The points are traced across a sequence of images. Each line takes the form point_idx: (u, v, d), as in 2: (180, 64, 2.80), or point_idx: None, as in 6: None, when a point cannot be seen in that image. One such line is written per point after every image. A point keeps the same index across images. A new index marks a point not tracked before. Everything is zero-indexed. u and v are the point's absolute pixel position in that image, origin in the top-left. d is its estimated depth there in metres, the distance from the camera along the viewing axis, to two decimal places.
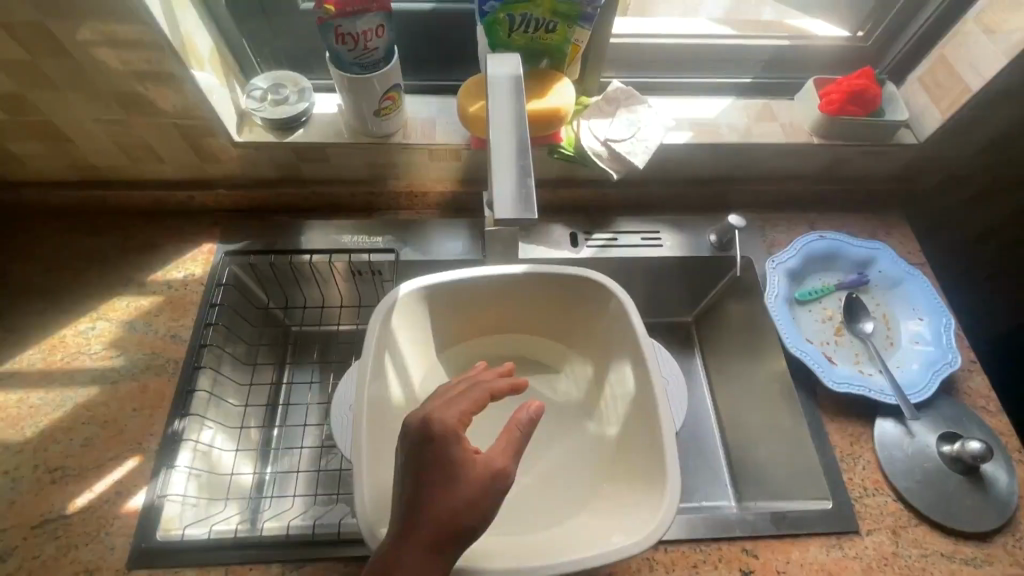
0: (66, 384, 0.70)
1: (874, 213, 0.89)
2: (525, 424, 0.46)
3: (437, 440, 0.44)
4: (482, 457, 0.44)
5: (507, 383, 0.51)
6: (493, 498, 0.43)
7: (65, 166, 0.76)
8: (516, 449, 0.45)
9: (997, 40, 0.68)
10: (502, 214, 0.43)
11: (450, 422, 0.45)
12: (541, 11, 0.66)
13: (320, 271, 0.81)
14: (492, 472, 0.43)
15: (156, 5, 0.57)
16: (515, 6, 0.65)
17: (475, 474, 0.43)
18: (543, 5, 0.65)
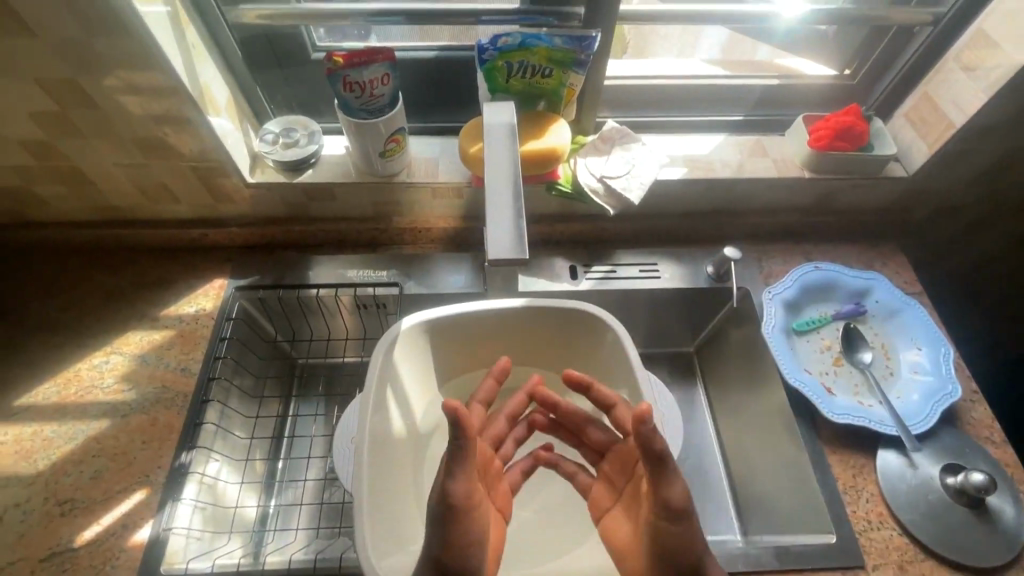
0: (78, 417, 0.71)
1: (870, 244, 0.90)
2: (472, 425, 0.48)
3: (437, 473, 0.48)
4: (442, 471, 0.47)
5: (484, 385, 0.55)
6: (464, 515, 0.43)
7: (87, 207, 0.80)
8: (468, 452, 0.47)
9: (978, 78, 0.71)
10: (497, 254, 0.45)
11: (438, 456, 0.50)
12: (536, 58, 0.70)
13: (327, 305, 0.84)
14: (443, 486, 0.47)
15: (177, 60, 0.62)
16: (513, 54, 0.69)
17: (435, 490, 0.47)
18: (539, 54, 0.69)
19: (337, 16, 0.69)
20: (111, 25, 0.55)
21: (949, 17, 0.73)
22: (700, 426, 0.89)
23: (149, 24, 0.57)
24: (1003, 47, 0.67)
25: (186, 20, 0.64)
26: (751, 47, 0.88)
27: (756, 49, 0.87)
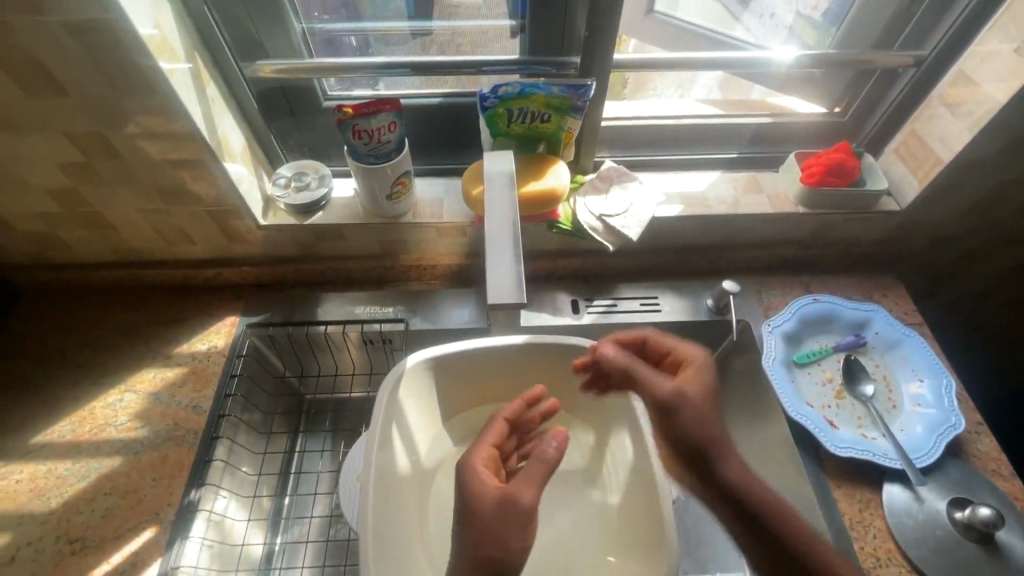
0: (92, 455, 0.73)
1: (867, 276, 0.92)
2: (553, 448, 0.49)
3: (464, 473, 0.50)
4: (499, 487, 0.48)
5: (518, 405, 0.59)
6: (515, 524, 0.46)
7: (106, 249, 0.83)
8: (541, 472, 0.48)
9: (962, 117, 0.73)
10: (497, 299, 0.47)
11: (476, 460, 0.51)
12: (535, 105, 0.74)
13: (335, 341, 0.86)
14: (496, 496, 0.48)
15: (198, 114, 0.66)
16: (513, 102, 0.73)
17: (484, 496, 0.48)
18: (538, 101, 0.73)
19: (347, 70, 0.74)
20: (138, 84, 0.60)
21: (930, 59, 0.76)
22: None
23: (173, 83, 0.61)
24: (984, 88, 0.70)
25: (207, 77, 0.68)
26: (746, 86, 0.90)
27: (753, 87, 0.90)
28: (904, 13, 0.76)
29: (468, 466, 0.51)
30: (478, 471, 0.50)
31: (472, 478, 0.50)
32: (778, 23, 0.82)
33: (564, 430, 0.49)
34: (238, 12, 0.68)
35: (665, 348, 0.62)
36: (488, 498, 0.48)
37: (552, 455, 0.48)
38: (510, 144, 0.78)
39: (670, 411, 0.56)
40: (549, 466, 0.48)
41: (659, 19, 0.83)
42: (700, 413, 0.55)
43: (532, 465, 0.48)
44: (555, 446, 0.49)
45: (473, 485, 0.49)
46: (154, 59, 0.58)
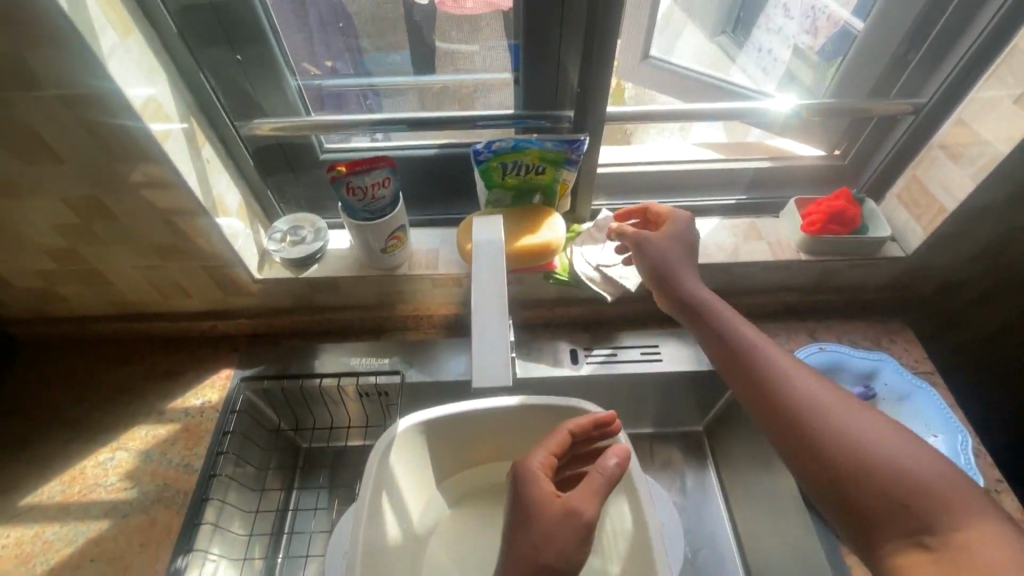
0: (80, 518, 0.72)
1: (874, 321, 0.89)
2: (611, 468, 0.55)
3: (522, 476, 0.55)
4: (562, 499, 0.52)
5: (588, 420, 0.61)
6: (570, 535, 0.50)
7: (103, 303, 0.83)
8: (595, 490, 0.53)
9: (963, 166, 0.72)
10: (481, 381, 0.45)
11: (534, 466, 0.56)
12: (530, 158, 0.74)
13: (330, 394, 0.84)
14: (563, 507, 0.51)
15: (192, 176, 0.66)
16: (507, 156, 0.73)
17: (546, 505, 0.52)
18: (532, 155, 0.73)
19: (344, 127, 0.74)
20: (131, 150, 0.60)
21: (929, 107, 0.76)
22: (715, 511, 0.90)
23: (166, 148, 0.61)
24: (985, 137, 0.69)
25: (202, 138, 0.69)
26: (744, 129, 0.89)
27: (749, 130, 0.89)
28: (900, 61, 0.76)
29: (531, 472, 0.55)
30: (539, 479, 0.54)
31: (533, 484, 0.54)
32: (774, 59, 0.83)
33: (624, 449, 0.56)
34: (234, 76, 0.70)
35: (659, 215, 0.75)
36: (550, 502, 0.52)
37: (612, 469, 0.54)
38: (506, 195, 0.78)
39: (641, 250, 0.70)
40: (608, 478, 0.54)
41: (654, 64, 0.81)
42: (669, 249, 0.70)
43: (593, 476, 0.54)
44: (615, 461, 0.55)
45: (535, 492, 0.53)
46: (142, 121, 0.58)
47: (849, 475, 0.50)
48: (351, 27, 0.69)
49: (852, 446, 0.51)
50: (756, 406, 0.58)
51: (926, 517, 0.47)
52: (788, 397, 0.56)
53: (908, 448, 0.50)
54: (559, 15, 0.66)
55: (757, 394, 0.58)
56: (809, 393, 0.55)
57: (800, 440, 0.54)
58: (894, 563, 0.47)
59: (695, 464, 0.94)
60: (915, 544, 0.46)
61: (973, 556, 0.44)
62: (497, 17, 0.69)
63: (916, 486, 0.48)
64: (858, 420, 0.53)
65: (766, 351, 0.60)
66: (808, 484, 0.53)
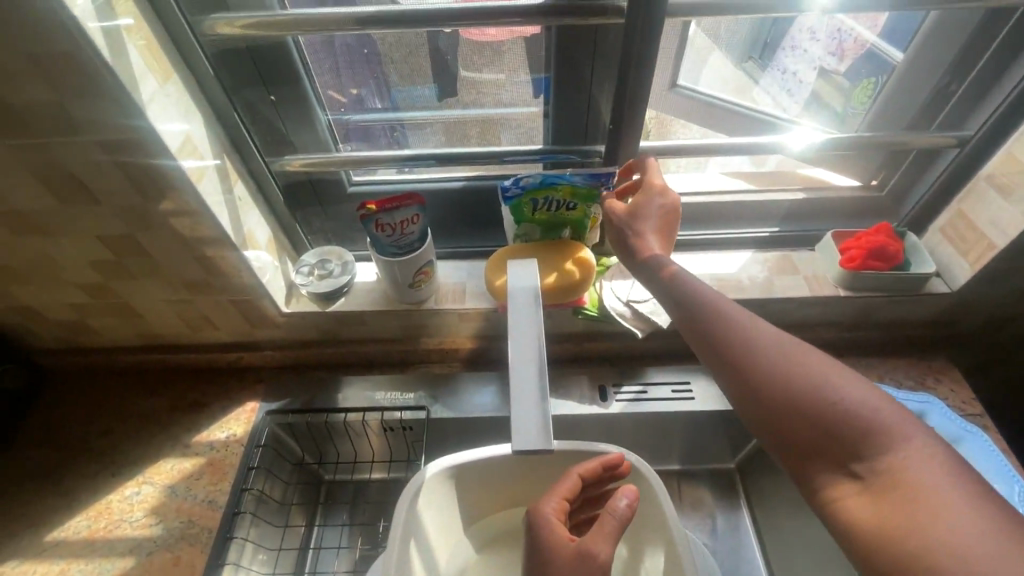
0: (105, 555, 0.71)
1: (917, 358, 0.86)
2: (622, 510, 0.52)
3: (536, 523, 0.53)
4: (576, 543, 0.50)
5: (597, 463, 0.59)
6: None
7: (133, 335, 0.84)
8: (610, 533, 0.50)
9: (1014, 202, 0.69)
10: None
11: (546, 509, 0.54)
12: (561, 194, 0.72)
13: (354, 428, 0.83)
14: (576, 550, 0.49)
15: (224, 214, 0.66)
16: (539, 192, 0.72)
17: (559, 549, 0.50)
18: (564, 190, 0.72)
19: (373, 162, 0.74)
20: (165, 189, 0.60)
21: (975, 139, 0.73)
22: (750, 557, 0.86)
23: (197, 182, 0.61)
24: None
25: (235, 176, 0.70)
26: (760, 159, 0.87)
27: (769, 158, 0.86)
28: (941, 92, 0.74)
29: (545, 517, 0.53)
30: (552, 523, 0.52)
31: (545, 529, 0.52)
32: (799, 81, 0.79)
33: (635, 490, 0.53)
34: (267, 114, 0.70)
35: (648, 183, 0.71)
36: (563, 547, 0.50)
37: (623, 511, 0.51)
38: (534, 229, 0.77)
39: (611, 219, 0.68)
40: (621, 520, 0.51)
41: (683, 93, 0.78)
42: (639, 215, 0.67)
43: (605, 519, 0.51)
44: (626, 502, 0.52)
45: (548, 537, 0.51)
46: (176, 160, 0.58)
47: (783, 412, 0.49)
48: (375, 53, 0.68)
49: (788, 382, 0.49)
50: (699, 351, 0.56)
51: (859, 448, 0.45)
52: (724, 339, 0.53)
53: (843, 379, 0.48)
54: (592, 51, 0.66)
55: (696, 337, 0.56)
56: (747, 333, 0.53)
57: (737, 382, 0.52)
58: (830, 497, 0.46)
59: (728, 505, 0.90)
60: (848, 476, 0.45)
61: (903, 482, 0.42)
62: (519, 42, 0.67)
63: (848, 417, 0.46)
64: (794, 355, 0.50)
65: (706, 296, 0.57)
66: (748, 422, 0.52)
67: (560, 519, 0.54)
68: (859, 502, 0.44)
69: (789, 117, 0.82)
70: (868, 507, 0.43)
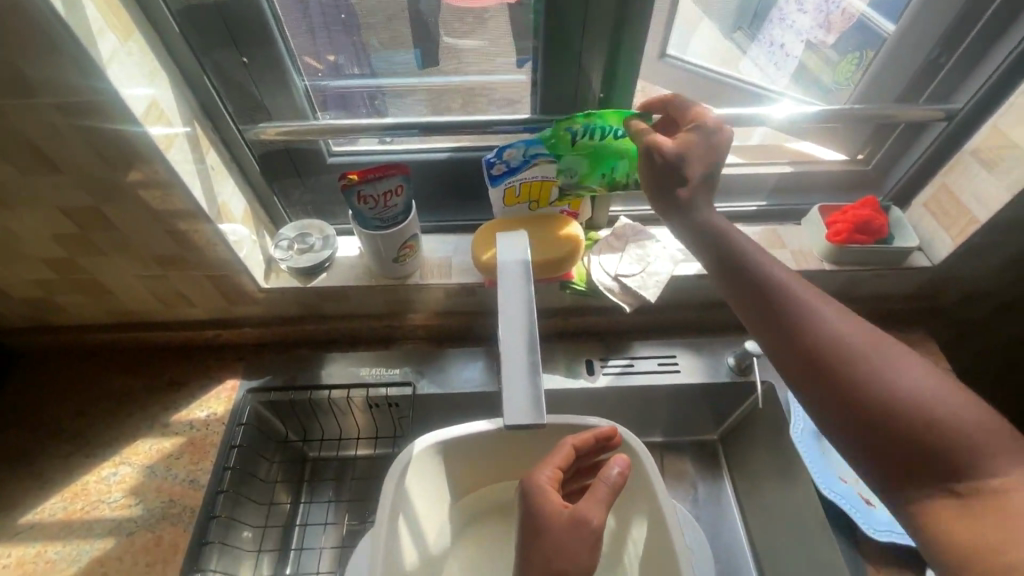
0: (83, 536, 0.70)
1: (897, 331, 0.87)
2: (615, 478, 0.52)
3: (530, 491, 0.53)
4: (571, 509, 0.51)
5: (592, 434, 0.59)
6: (581, 544, 0.48)
7: (102, 312, 0.80)
8: (604, 498, 0.51)
9: (998, 176, 0.69)
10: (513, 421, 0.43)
11: (542, 477, 0.54)
12: (604, 119, 0.67)
13: (339, 405, 0.82)
14: (572, 515, 0.50)
15: (197, 185, 0.63)
16: (577, 118, 0.67)
17: (556, 515, 0.50)
18: (606, 115, 0.67)
19: (353, 131, 0.71)
20: (131, 158, 0.57)
21: (962, 113, 0.73)
22: (732, 528, 0.87)
23: (167, 152, 0.58)
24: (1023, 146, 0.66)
25: (207, 143, 0.66)
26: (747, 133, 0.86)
27: (754, 133, 0.85)
28: (932, 65, 0.73)
29: (540, 486, 0.53)
30: (547, 492, 0.52)
31: (541, 497, 0.52)
32: (786, 55, 0.78)
33: (627, 458, 0.54)
34: (240, 78, 0.66)
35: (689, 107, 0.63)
36: (558, 514, 0.50)
37: (615, 478, 0.52)
38: (580, 163, 0.70)
39: (659, 146, 0.60)
40: (613, 486, 0.52)
41: (671, 63, 0.76)
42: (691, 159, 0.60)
43: (597, 486, 0.52)
44: (619, 470, 0.52)
45: (544, 505, 0.51)
46: (143, 127, 0.55)
47: (880, 423, 0.48)
48: (354, 20, 0.65)
49: (887, 390, 0.49)
50: (782, 351, 0.54)
51: (962, 465, 0.45)
52: (819, 345, 0.52)
53: (945, 390, 0.48)
54: (582, 17, 0.63)
55: (780, 335, 0.54)
56: (840, 335, 0.52)
57: (828, 385, 0.51)
58: (922, 509, 0.46)
59: (710, 475, 0.91)
60: (947, 492, 0.45)
61: (1007, 503, 0.43)
62: (501, 7, 0.64)
63: (954, 433, 0.46)
64: (890, 364, 0.50)
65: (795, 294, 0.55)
66: (833, 427, 0.51)
67: (555, 488, 0.54)
68: (956, 518, 0.44)
69: (776, 89, 0.81)
70: (963, 522, 0.44)
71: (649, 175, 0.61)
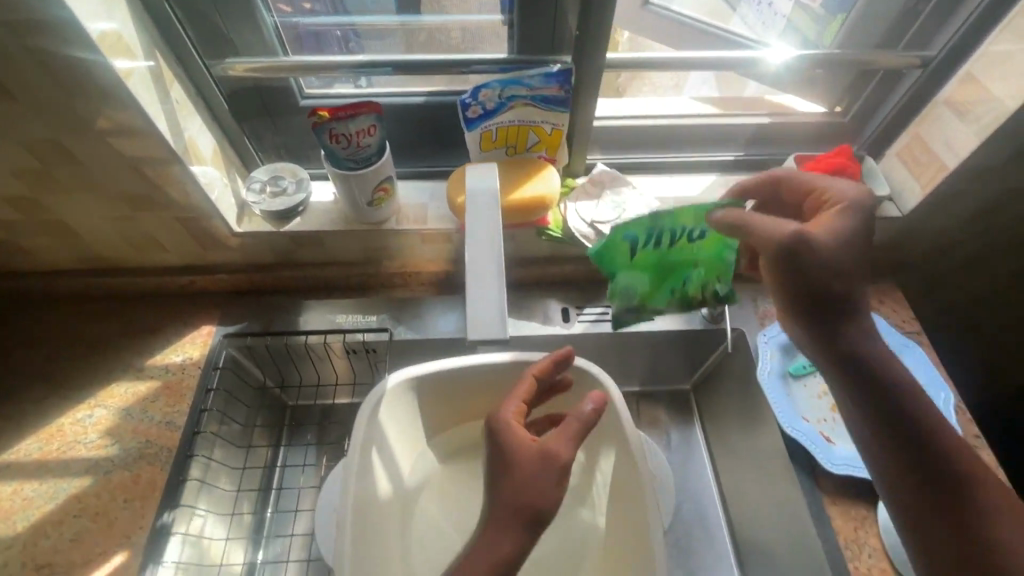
0: (60, 475, 0.70)
1: (867, 281, 0.89)
2: (588, 414, 0.54)
3: (497, 426, 0.52)
4: (540, 444, 0.51)
5: (551, 360, 0.60)
6: (549, 477, 0.49)
7: (71, 256, 0.79)
8: (575, 433, 0.52)
9: (969, 123, 0.70)
10: (475, 332, 0.46)
11: (508, 414, 0.54)
12: (669, 224, 0.58)
13: (316, 351, 0.82)
14: (542, 452, 0.50)
15: (161, 118, 0.61)
16: (631, 228, 0.58)
17: (526, 452, 0.50)
18: (671, 215, 0.57)
19: (325, 69, 0.69)
20: (90, 87, 0.55)
21: (937, 60, 0.73)
22: (700, 470, 0.90)
23: (130, 83, 0.56)
24: (994, 92, 0.67)
25: (170, 77, 0.64)
26: (742, 83, 0.88)
27: (746, 84, 0.88)
28: (910, 12, 0.73)
29: (507, 422, 0.53)
30: (515, 429, 0.52)
31: (508, 433, 0.52)
32: (774, 13, 0.80)
33: (601, 395, 0.55)
34: (204, 9, 0.64)
35: (806, 188, 0.60)
36: (528, 450, 0.50)
37: (588, 415, 0.53)
38: (639, 278, 0.62)
39: (810, 242, 0.52)
40: (584, 423, 0.53)
41: (654, 11, 0.78)
42: (850, 267, 0.53)
43: (569, 422, 0.52)
44: (592, 406, 0.54)
45: (511, 441, 0.51)
46: (102, 54, 0.53)
47: None
48: None
49: None
50: (940, 537, 0.50)
51: None
52: (987, 542, 0.48)
53: None
54: None
55: (941, 520, 0.50)
56: (1010, 540, 0.48)
57: None
58: None
59: (681, 422, 0.94)
60: None
61: None
62: None
63: None
64: None
65: (965, 475, 0.51)
66: None
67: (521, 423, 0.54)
68: None
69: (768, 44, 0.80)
70: None
71: (792, 287, 0.54)
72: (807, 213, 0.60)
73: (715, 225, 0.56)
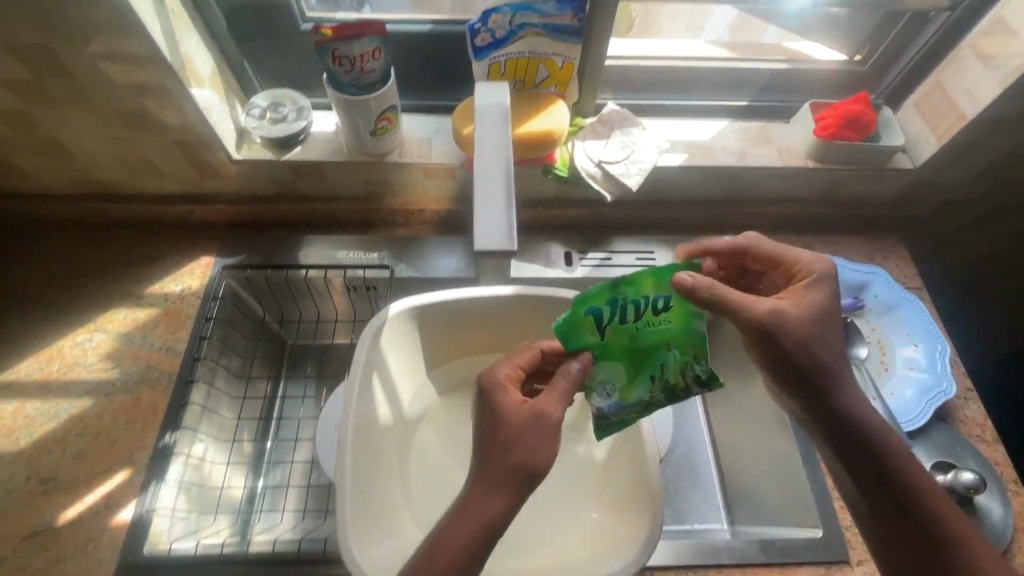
0: (61, 396, 0.71)
1: (873, 236, 0.88)
2: (576, 374, 0.52)
3: (487, 390, 0.51)
4: (528, 405, 0.49)
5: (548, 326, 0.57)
6: (540, 435, 0.48)
7: (65, 178, 0.77)
8: (562, 394, 0.50)
9: (993, 70, 0.68)
10: (482, 249, 0.44)
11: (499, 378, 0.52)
12: (632, 293, 0.49)
13: (317, 285, 0.82)
14: (531, 413, 0.49)
15: (156, 27, 0.58)
16: (594, 298, 0.50)
17: (516, 415, 0.49)
18: (629, 283, 0.49)
19: None
20: None
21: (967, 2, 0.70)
22: (690, 411, 0.89)
23: None
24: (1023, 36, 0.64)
25: None
26: (761, 27, 0.83)
27: (766, 30, 0.83)
28: None
29: (496, 386, 0.51)
30: (506, 394, 0.50)
31: (498, 397, 0.50)
32: None
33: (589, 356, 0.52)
34: None
35: (774, 257, 0.59)
36: (517, 413, 0.49)
37: (577, 374, 0.51)
38: (616, 365, 0.53)
39: (785, 323, 0.52)
40: (574, 381, 0.51)
41: None
42: (826, 338, 0.54)
43: (558, 380, 0.51)
44: (579, 366, 0.52)
45: (501, 405, 0.50)
46: None
47: None
48: None
49: None
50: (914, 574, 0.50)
51: None
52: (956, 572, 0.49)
53: None
54: None
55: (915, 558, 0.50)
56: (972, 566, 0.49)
57: None
58: None
59: None
60: None
61: None
62: None
63: None
64: None
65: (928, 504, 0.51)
66: None
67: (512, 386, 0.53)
68: None
69: None
70: None
71: (771, 363, 0.54)
72: (779, 281, 0.60)
73: (686, 287, 0.47)
